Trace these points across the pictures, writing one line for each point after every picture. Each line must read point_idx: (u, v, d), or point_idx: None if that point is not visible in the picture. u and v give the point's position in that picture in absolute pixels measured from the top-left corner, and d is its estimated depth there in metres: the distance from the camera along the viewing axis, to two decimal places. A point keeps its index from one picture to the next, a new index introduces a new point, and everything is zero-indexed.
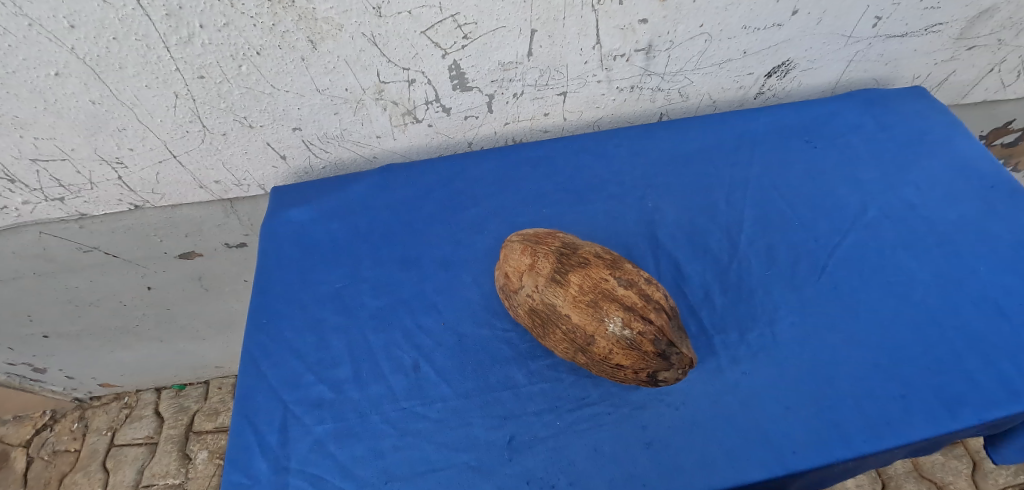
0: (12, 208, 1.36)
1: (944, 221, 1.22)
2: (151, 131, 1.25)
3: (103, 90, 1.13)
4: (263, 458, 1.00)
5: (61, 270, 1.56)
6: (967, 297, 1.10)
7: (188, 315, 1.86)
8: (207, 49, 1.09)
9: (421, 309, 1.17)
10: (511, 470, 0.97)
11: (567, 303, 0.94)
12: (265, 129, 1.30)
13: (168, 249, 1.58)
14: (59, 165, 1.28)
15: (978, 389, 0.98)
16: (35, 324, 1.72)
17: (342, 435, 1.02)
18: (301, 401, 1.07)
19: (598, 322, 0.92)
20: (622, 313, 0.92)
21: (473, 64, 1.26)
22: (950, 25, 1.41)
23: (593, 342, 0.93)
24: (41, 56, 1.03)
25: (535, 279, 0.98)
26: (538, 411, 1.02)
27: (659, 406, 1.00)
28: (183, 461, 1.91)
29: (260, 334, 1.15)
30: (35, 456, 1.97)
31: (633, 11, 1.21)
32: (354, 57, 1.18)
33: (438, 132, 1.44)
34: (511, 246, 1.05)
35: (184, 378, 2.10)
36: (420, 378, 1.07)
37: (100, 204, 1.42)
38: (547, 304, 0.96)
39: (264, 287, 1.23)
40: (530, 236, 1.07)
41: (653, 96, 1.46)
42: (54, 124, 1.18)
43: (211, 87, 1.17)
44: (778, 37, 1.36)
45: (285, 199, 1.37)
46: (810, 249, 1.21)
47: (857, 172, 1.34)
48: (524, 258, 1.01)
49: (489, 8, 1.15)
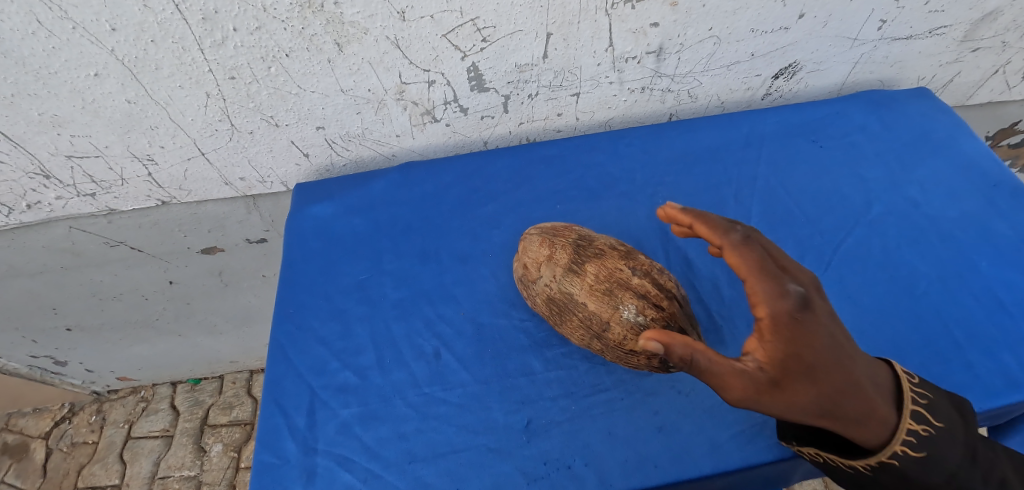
0: (45, 203, 1.43)
1: (947, 218, 1.26)
2: (181, 129, 1.30)
3: (139, 90, 1.19)
4: (292, 439, 1.05)
5: (87, 265, 1.62)
6: (968, 291, 1.14)
7: (207, 309, 1.92)
8: (240, 51, 1.15)
9: (441, 300, 1.22)
10: (529, 452, 1.01)
11: (584, 292, 0.98)
12: (290, 128, 1.36)
13: (190, 245, 1.64)
14: (92, 162, 1.34)
15: (977, 380, 1.02)
16: (59, 317, 1.80)
17: (366, 419, 1.07)
18: (327, 386, 1.12)
19: (613, 309, 0.96)
20: (637, 301, 0.96)
21: (490, 66, 1.31)
22: (954, 28, 1.45)
23: (608, 328, 0.97)
24: (83, 57, 1.10)
25: (552, 269, 1.02)
26: (554, 397, 1.07)
27: (669, 392, 1.05)
28: (198, 453, 1.97)
29: (286, 323, 1.21)
30: (54, 446, 2.04)
31: (645, 15, 1.26)
32: (378, 59, 1.23)
33: (455, 132, 1.49)
34: (529, 239, 1.10)
35: (199, 372, 2.16)
36: (441, 365, 1.12)
37: (129, 200, 1.48)
38: (564, 293, 1.00)
39: (290, 278, 1.28)
40: (548, 229, 1.11)
41: (663, 97, 1.51)
42: (91, 123, 1.24)
43: (241, 87, 1.22)
44: (785, 40, 1.40)
45: (309, 195, 1.43)
46: (816, 244, 1.25)
47: (862, 170, 1.38)
48: (542, 250, 1.05)
49: (507, 13, 1.20)
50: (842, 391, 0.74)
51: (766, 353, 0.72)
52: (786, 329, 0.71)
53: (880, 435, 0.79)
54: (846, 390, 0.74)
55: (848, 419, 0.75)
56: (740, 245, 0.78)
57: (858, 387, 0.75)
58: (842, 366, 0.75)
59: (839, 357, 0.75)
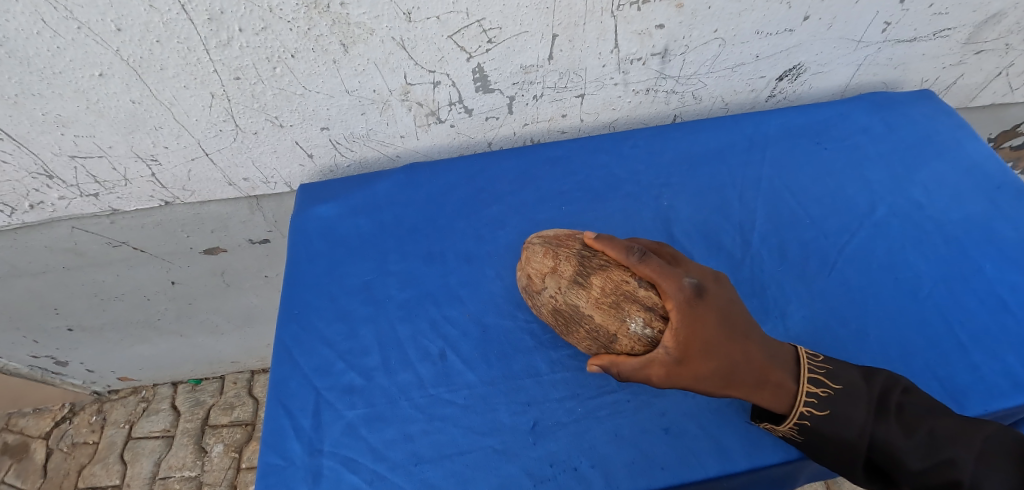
0: (48, 203, 1.42)
1: (951, 220, 1.26)
2: (185, 130, 1.30)
3: (143, 90, 1.19)
4: (297, 440, 1.05)
5: (89, 265, 1.62)
6: (972, 293, 1.14)
7: (209, 309, 1.91)
8: (245, 52, 1.15)
9: (446, 301, 1.22)
10: (535, 453, 1.01)
11: (590, 304, 0.97)
12: (295, 129, 1.36)
13: (193, 245, 1.64)
14: (96, 162, 1.34)
15: (983, 382, 1.03)
16: (60, 317, 1.79)
17: (372, 420, 1.07)
18: (332, 387, 1.11)
19: (620, 322, 0.95)
20: (645, 313, 0.93)
21: (495, 67, 1.31)
22: (958, 31, 1.45)
23: (615, 340, 0.96)
24: (88, 57, 1.10)
25: (557, 282, 1.01)
26: (560, 398, 1.07)
27: (675, 394, 1.05)
28: (199, 453, 1.97)
29: (292, 323, 1.20)
30: (55, 447, 2.04)
31: (650, 16, 1.26)
32: (383, 59, 1.23)
33: (460, 133, 1.49)
34: (533, 249, 1.08)
35: (200, 373, 2.16)
36: (446, 366, 1.12)
37: (132, 200, 1.48)
38: (570, 305, 1.00)
39: (294, 279, 1.28)
40: (553, 237, 1.08)
41: (667, 99, 1.51)
42: (95, 122, 1.24)
43: (246, 88, 1.22)
44: (790, 42, 1.40)
45: (314, 195, 1.43)
46: (821, 246, 1.25)
47: (867, 172, 1.38)
48: (546, 261, 1.03)
49: (513, 14, 1.20)
50: (734, 365, 0.91)
51: (673, 338, 0.89)
52: (681, 315, 0.89)
53: (781, 401, 0.94)
54: (738, 362, 0.91)
55: (747, 386, 0.92)
56: (639, 260, 0.93)
57: (749, 359, 0.91)
58: (736, 343, 0.91)
59: (732, 336, 0.91)
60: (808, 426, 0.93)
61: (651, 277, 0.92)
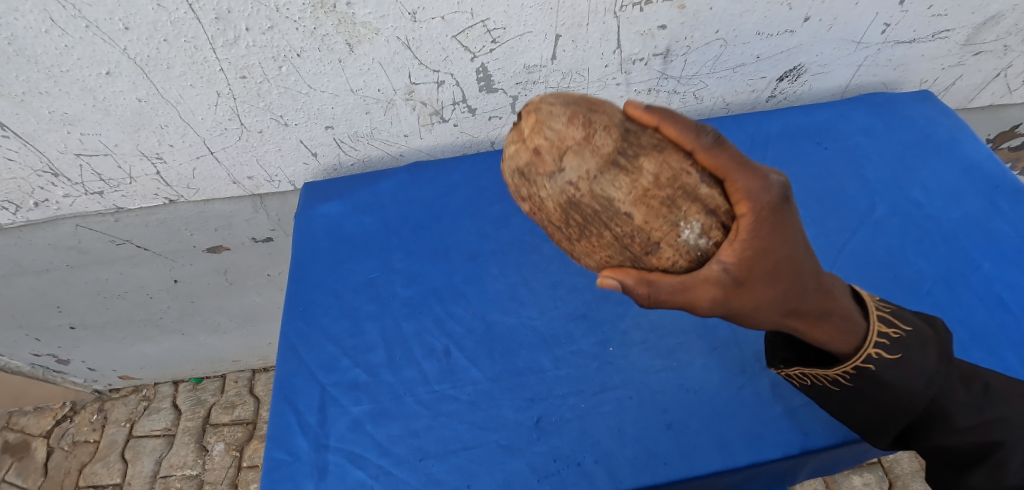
0: (52, 201, 1.43)
1: (949, 219, 1.27)
2: (191, 128, 1.31)
3: (149, 88, 1.19)
4: (303, 435, 1.06)
5: (92, 263, 1.63)
6: (971, 291, 1.15)
7: (212, 308, 1.92)
8: (252, 51, 1.16)
9: (451, 298, 1.23)
10: (540, 448, 1.02)
11: (631, 198, 0.66)
12: (300, 127, 1.37)
13: (197, 243, 1.64)
14: (101, 160, 1.35)
15: None
16: (63, 315, 1.80)
17: (377, 415, 1.08)
18: (338, 383, 1.12)
19: (669, 226, 0.68)
20: (704, 218, 0.68)
21: (499, 67, 1.32)
22: (956, 32, 1.47)
23: (652, 251, 0.70)
24: (95, 56, 1.10)
25: (586, 161, 0.65)
26: (564, 394, 1.08)
27: (678, 390, 1.06)
28: (200, 452, 1.98)
29: (297, 320, 1.21)
30: (56, 445, 2.04)
31: (653, 17, 1.27)
32: (388, 59, 1.24)
33: (463, 132, 1.50)
34: (546, 108, 0.67)
35: (202, 371, 2.16)
36: (451, 362, 1.13)
37: (136, 198, 1.48)
38: (599, 198, 0.66)
39: (299, 276, 1.29)
40: (578, 98, 0.69)
41: (669, 99, 1.52)
42: (101, 120, 1.25)
43: (252, 86, 1.23)
44: (790, 43, 1.41)
45: (318, 194, 1.44)
46: (821, 244, 1.26)
47: (867, 171, 1.39)
48: (571, 129, 0.65)
49: (517, 14, 1.21)
50: (804, 293, 0.74)
51: (741, 250, 0.66)
52: (758, 224, 0.66)
53: (837, 335, 0.82)
54: (810, 286, 0.74)
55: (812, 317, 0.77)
56: (713, 146, 0.65)
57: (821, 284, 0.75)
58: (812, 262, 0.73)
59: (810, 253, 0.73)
60: (868, 371, 0.85)
61: (724, 171, 0.66)
